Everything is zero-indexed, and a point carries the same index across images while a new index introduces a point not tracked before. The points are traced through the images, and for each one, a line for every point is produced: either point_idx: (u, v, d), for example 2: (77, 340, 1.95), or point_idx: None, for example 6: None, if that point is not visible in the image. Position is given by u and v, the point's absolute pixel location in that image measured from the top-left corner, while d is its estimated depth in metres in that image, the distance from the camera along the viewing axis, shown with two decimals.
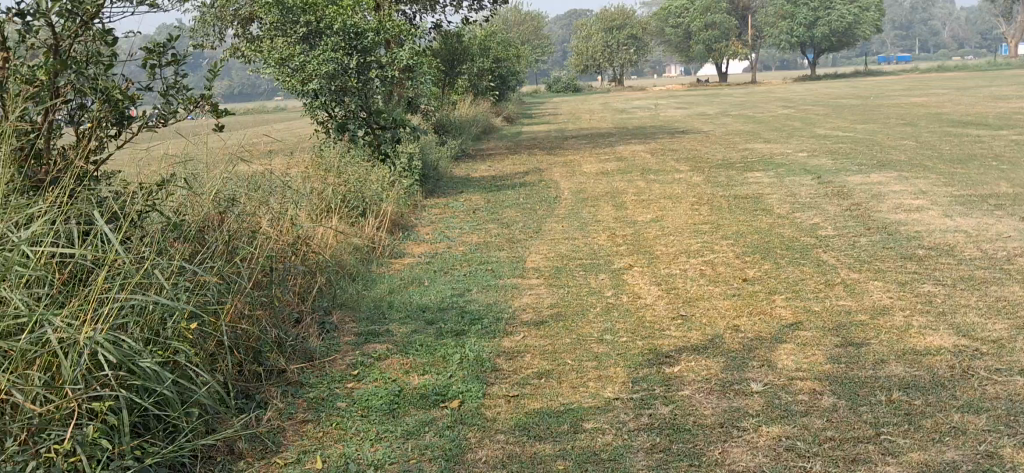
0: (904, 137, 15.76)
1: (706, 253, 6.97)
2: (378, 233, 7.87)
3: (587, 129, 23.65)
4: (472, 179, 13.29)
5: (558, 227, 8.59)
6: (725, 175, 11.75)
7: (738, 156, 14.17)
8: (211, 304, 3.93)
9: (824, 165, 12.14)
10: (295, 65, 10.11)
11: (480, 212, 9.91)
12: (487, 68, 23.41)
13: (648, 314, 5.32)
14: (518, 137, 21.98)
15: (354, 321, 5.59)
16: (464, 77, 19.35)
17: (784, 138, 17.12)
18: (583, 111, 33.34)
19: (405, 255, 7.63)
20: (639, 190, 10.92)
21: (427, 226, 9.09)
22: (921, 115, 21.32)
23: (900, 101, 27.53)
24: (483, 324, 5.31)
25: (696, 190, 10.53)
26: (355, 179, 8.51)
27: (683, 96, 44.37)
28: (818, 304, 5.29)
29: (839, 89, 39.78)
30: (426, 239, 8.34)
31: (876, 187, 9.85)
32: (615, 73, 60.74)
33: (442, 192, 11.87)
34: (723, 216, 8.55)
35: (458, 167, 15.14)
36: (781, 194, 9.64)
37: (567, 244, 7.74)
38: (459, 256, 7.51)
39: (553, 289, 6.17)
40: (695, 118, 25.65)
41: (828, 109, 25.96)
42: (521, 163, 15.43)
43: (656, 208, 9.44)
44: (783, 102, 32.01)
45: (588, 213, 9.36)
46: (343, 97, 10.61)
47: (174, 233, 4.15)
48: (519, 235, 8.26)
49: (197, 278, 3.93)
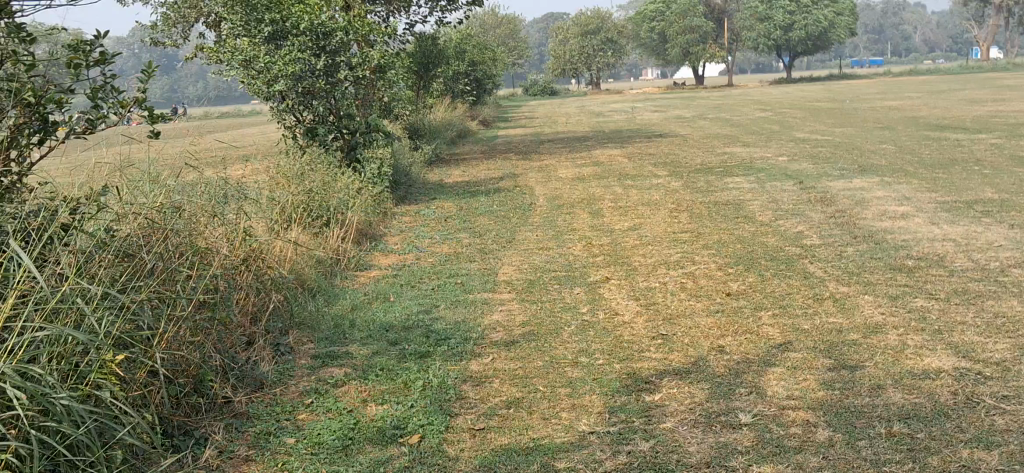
0: (884, 141, 15.56)
1: (687, 265, 6.64)
2: (343, 243, 7.49)
3: (564, 133, 23.33)
4: (445, 185, 12.93)
5: (532, 236, 8.23)
6: (703, 180, 11.45)
7: (717, 160, 13.89)
8: (143, 332, 3.55)
9: (805, 169, 11.87)
10: (260, 66, 9.68)
11: (452, 220, 9.55)
12: (462, 70, 23.01)
13: (626, 334, 4.97)
14: (494, 141, 21.64)
15: (312, 341, 5.21)
16: (439, 79, 18.94)
17: (763, 141, 16.89)
18: (560, 115, 33.05)
19: (371, 267, 7.25)
20: (617, 196, 10.59)
21: (396, 236, 8.72)
22: (899, 118, 21.18)
23: (877, 104, 27.42)
24: (449, 345, 4.94)
25: (674, 196, 10.21)
26: (319, 187, 8.11)
27: (660, 99, 44.18)
28: (806, 322, 4.96)
29: (814, 92, 39.75)
30: (395, 249, 7.96)
31: (859, 192, 9.56)
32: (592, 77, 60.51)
33: (414, 198, 11.49)
34: (703, 224, 8.23)
35: (432, 172, 14.77)
36: (762, 201, 9.34)
37: (541, 254, 7.39)
38: (428, 268, 7.13)
39: (525, 305, 5.81)
40: (673, 122, 25.40)
41: (806, 112, 25.79)
42: (495, 167, 15.09)
43: (634, 215, 9.11)
44: (761, 105, 31.86)
45: (564, 221, 9.02)
46: (311, 99, 10.19)
47: (103, 252, 3.76)
48: (491, 245, 7.90)
49: (126, 303, 3.55)
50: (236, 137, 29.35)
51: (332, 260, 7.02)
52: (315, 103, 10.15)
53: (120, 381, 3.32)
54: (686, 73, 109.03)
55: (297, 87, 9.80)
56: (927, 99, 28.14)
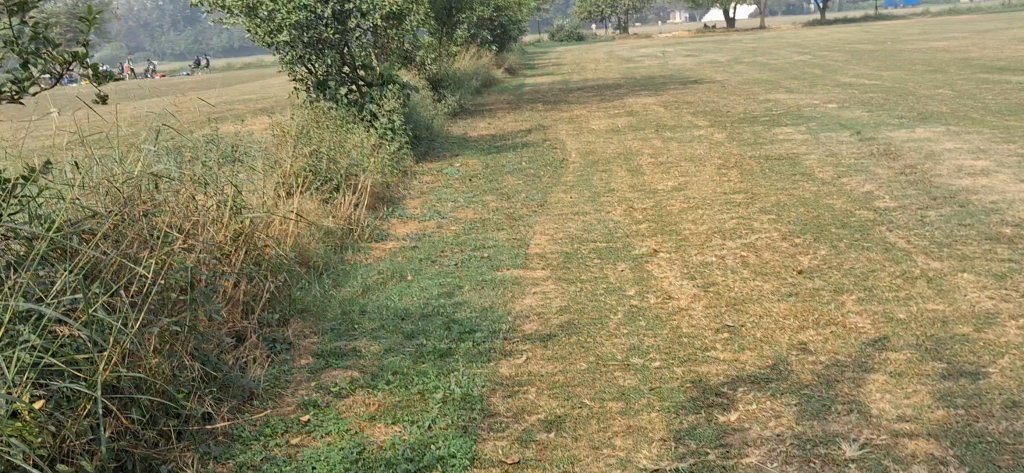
0: (938, 85, 14.54)
1: (745, 234, 5.83)
2: (355, 210, 6.73)
3: (593, 80, 22.40)
4: (470, 139, 12.12)
5: (567, 199, 7.42)
6: (749, 131, 10.56)
7: (761, 108, 12.99)
8: (84, 358, 2.74)
9: (860, 117, 10.96)
10: (263, 14, 8.94)
11: (477, 179, 8.78)
12: (487, 16, 22.07)
13: (684, 325, 4.19)
14: (520, 90, 20.77)
15: (315, 334, 4.46)
16: (463, 26, 18.02)
17: (806, 87, 15.91)
18: (589, 61, 32.02)
19: (387, 237, 6.49)
20: (656, 150, 9.76)
21: (416, 199, 7.96)
22: (948, 59, 20.06)
23: (922, 46, 26.18)
24: (474, 341, 4.17)
25: (720, 150, 9.37)
26: (330, 147, 7.35)
27: (691, 43, 42.90)
28: (901, 310, 4.14)
29: (852, 34, 38.35)
30: (414, 215, 7.19)
31: (926, 144, 8.67)
32: (620, 21, 59.06)
33: (436, 154, 10.71)
34: (756, 183, 7.39)
35: (456, 124, 13.96)
36: (819, 155, 8.47)
37: (578, 221, 6.59)
38: (451, 237, 6.36)
39: (562, 285, 5.03)
40: (707, 67, 24.34)
41: (847, 55, 24.65)
42: (523, 119, 14.25)
43: (678, 172, 8.27)
44: (798, 48, 30.60)
45: (600, 180, 8.21)
46: (321, 50, 9.44)
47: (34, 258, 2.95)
48: (521, 210, 7.11)
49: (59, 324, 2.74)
50: (257, 89, 28.70)
51: (343, 230, 6.28)
52: (325, 53, 9.39)
53: (47, 431, 2.52)
54: (716, 15, 106.74)
55: (303, 37, 9.05)
56: (975, 39, 26.87)
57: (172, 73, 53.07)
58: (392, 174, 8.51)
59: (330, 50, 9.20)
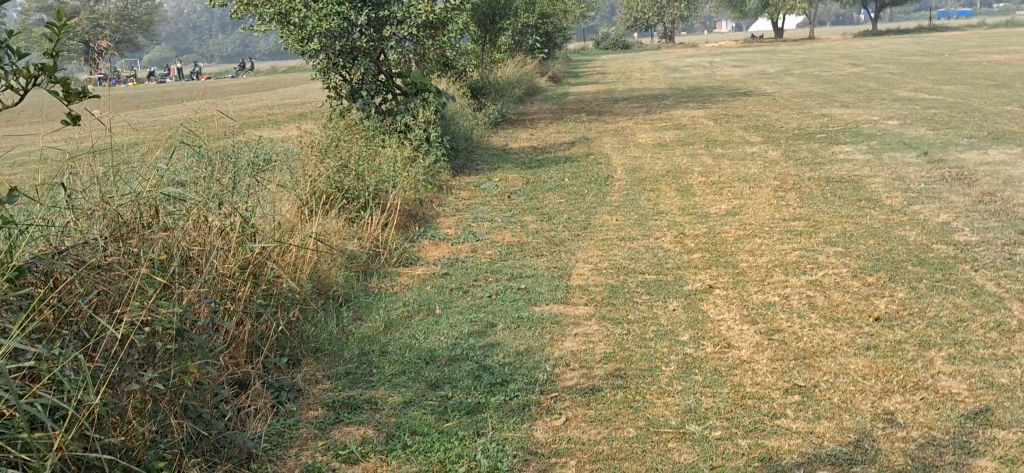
0: (1005, 101, 13.81)
1: (810, 269, 5.26)
2: (385, 231, 6.27)
3: (639, 90, 21.82)
4: (511, 151, 11.63)
5: (613, 222, 6.90)
6: (807, 149, 9.96)
7: (817, 123, 12.37)
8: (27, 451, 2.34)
9: (925, 136, 10.31)
10: (295, 20, 8.56)
11: (515, 196, 8.29)
12: (532, 23, 21.61)
13: (747, 383, 3.66)
14: (564, 99, 20.26)
15: (329, 378, 3.98)
16: (507, 33, 17.57)
17: (863, 101, 15.23)
18: (634, 70, 31.45)
19: (416, 261, 6.02)
20: (707, 168, 9.20)
21: (450, 217, 7.49)
22: (1013, 74, 19.23)
23: (982, 59, 25.28)
24: (507, 394, 3.67)
25: (776, 169, 8.79)
26: (359, 162, 6.91)
27: (738, 52, 42.12)
28: (1003, 375, 3.58)
29: (907, 45, 37.36)
30: (447, 236, 6.71)
31: (1002, 167, 8.03)
32: (666, 30, 58.35)
33: (474, 167, 10.26)
34: (818, 209, 6.82)
35: (497, 135, 13.49)
36: (885, 178, 7.86)
37: (624, 248, 6.07)
38: (486, 263, 5.86)
39: (607, 325, 4.51)
40: (757, 78, 23.67)
41: (904, 67, 23.84)
42: (566, 130, 13.74)
43: (731, 194, 7.71)
44: (851, 60, 29.75)
45: (647, 200, 7.68)
46: (355, 57, 9.04)
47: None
48: (563, 233, 6.61)
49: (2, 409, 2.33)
50: (298, 94, 28.48)
51: (369, 253, 5.82)
52: (359, 61, 8.99)
53: None
54: (765, 23, 105.41)
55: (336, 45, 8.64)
56: None
57: (217, 75, 53.31)
58: (426, 190, 8.05)
59: (364, 59, 8.80)
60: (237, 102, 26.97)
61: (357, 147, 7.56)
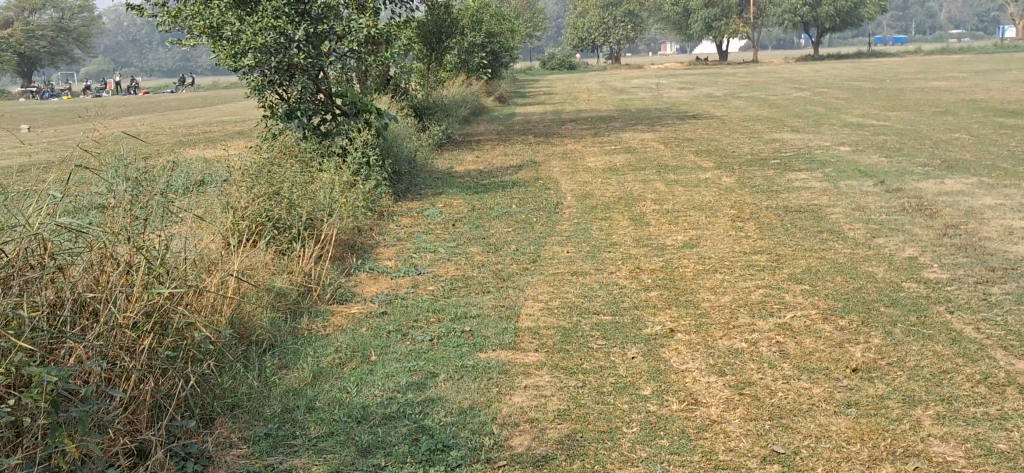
0: (953, 128, 13.79)
1: (777, 310, 4.91)
2: (318, 264, 5.77)
3: (586, 112, 21.56)
4: (456, 175, 11.19)
5: (564, 254, 6.49)
6: (760, 175, 9.69)
7: (769, 148, 12.16)
8: None
9: (878, 163, 10.14)
10: (227, 34, 8.06)
11: (460, 223, 7.86)
12: (478, 42, 21.26)
13: (719, 448, 3.26)
14: (510, 120, 19.89)
15: (246, 442, 3.49)
16: (452, 52, 17.17)
17: (813, 126, 15.12)
18: (581, 90, 31.31)
19: (352, 298, 5.55)
20: (659, 195, 8.88)
21: (391, 247, 7.02)
22: (956, 100, 19.37)
23: (924, 84, 25.57)
24: (448, 463, 3.22)
25: (731, 197, 8.49)
26: (292, 188, 6.41)
27: (684, 75, 42.30)
28: (1000, 440, 3.23)
29: (849, 70, 37.86)
30: (387, 269, 6.25)
31: (961, 198, 7.81)
32: (612, 51, 58.57)
33: (418, 192, 9.81)
34: (779, 242, 6.49)
35: (441, 157, 13.06)
36: (844, 209, 7.58)
37: (577, 284, 5.66)
38: (429, 300, 5.41)
39: (560, 375, 4.09)
40: (703, 100, 23.60)
41: (849, 92, 23.98)
42: (513, 153, 13.36)
43: (687, 224, 7.37)
44: (795, 83, 29.93)
45: (599, 230, 7.30)
46: (292, 75, 8.58)
47: None
48: (511, 266, 6.19)
49: None
50: (237, 111, 27.75)
51: (300, 290, 5.35)
52: (296, 79, 8.52)
53: None
54: (709, 46, 106.67)
55: (272, 62, 8.16)
56: (976, 80, 26.28)
57: (157, 90, 52.08)
58: (366, 218, 7.58)
59: (302, 77, 8.34)
60: (173, 118, 26.14)
61: (292, 172, 7.08)
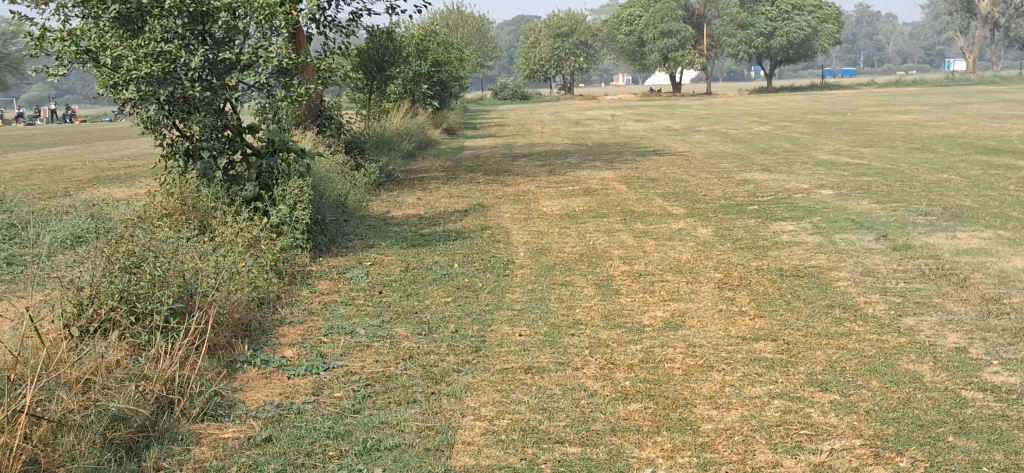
0: (937, 167, 12.77)
1: (805, 439, 3.59)
2: (191, 362, 4.35)
3: (541, 145, 20.30)
4: (393, 221, 9.81)
5: (515, 339, 5.13)
6: (741, 225, 8.45)
7: (743, 191, 10.99)
8: None
9: (872, 211, 8.98)
10: (105, 59, 6.61)
11: (389, 290, 6.46)
12: (424, 71, 19.92)
13: None
14: (458, 154, 18.53)
15: None
16: (394, 81, 15.79)
17: (785, 164, 14.00)
18: (535, 121, 30.13)
19: (229, 412, 4.15)
20: (628, 250, 7.58)
21: (296, 326, 5.60)
22: (927, 135, 18.49)
23: (888, 118, 24.80)
24: None
25: (714, 254, 7.22)
26: (165, 262, 4.97)
27: (638, 107, 41.39)
28: None
29: (805, 103, 37.27)
30: (285, 362, 4.83)
31: (985, 259, 6.62)
32: (565, 82, 57.73)
33: (345, 244, 8.40)
34: (783, 321, 5.20)
35: (377, 198, 11.65)
36: (851, 272, 6.34)
37: (531, 389, 4.29)
38: (334, 419, 4.01)
39: None
40: (662, 134, 22.51)
41: (812, 126, 23.09)
42: (459, 193, 12.02)
43: (664, 293, 6.05)
44: (754, 116, 28.99)
45: (559, 302, 5.96)
46: (190, 111, 7.10)
47: None
48: (447, 359, 4.80)
49: None
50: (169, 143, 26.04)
51: (155, 404, 3.91)
52: (195, 115, 7.04)
53: None
54: (659, 78, 106.96)
55: (159, 94, 6.70)
56: (939, 113, 25.58)
57: (92, 117, 49.92)
58: (272, 287, 6.17)
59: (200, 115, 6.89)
60: (99, 149, 24.36)
61: (174, 239, 5.64)
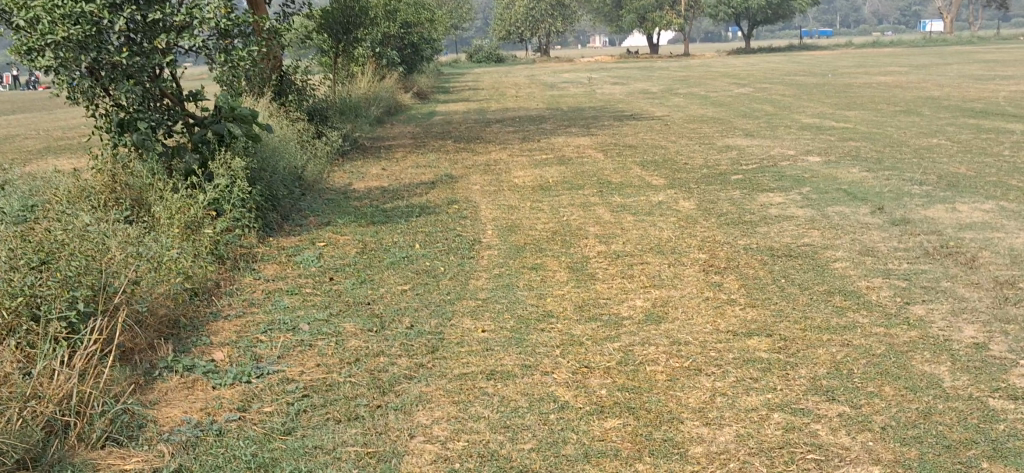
0: (926, 131, 12.25)
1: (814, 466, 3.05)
2: (96, 374, 3.72)
3: (515, 110, 19.64)
4: (354, 194, 9.17)
5: (478, 336, 4.54)
6: (725, 198, 7.88)
7: (727, 159, 10.42)
8: None
9: (863, 180, 8.44)
10: (17, 22, 5.87)
11: (341, 276, 5.84)
12: (393, 32, 19.14)
13: None
14: (429, 120, 17.85)
15: None
16: (361, 44, 15.06)
17: (768, 129, 13.44)
18: (510, 85, 29.41)
19: (138, 435, 3.55)
20: (604, 227, 7.00)
21: (233, 321, 4.98)
22: (912, 97, 18.00)
23: (871, 80, 24.28)
24: None
25: (698, 231, 6.65)
26: (77, 253, 4.31)
27: (616, 69, 40.63)
28: None
29: (784, 65, 36.73)
30: (213, 366, 4.21)
31: (991, 234, 6.09)
32: (542, 44, 56.84)
33: (298, 222, 7.75)
34: (777, 312, 4.64)
35: (340, 169, 10.99)
36: (848, 251, 5.78)
37: (493, 401, 3.72)
38: (259, 443, 3.43)
39: None
40: (640, 98, 21.91)
41: (793, 89, 22.55)
42: (426, 163, 11.38)
43: (644, 277, 5.48)
44: (733, 79, 28.40)
45: (529, 289, 5.37)
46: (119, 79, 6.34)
47: None
48: (398, 361, 4.21)
49: None
50: None
51: (44, 430, 3.31)
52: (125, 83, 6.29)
53: None
54: (636, 40, 106.11)
55: (81, 60, 5.95)
56: (921, 75, 25.09)
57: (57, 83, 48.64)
58: (209, 274, 5.55)
59: (129, 84, 6.16)
60: (57, 117, 23.45)
61: (94, 226, 4.95)
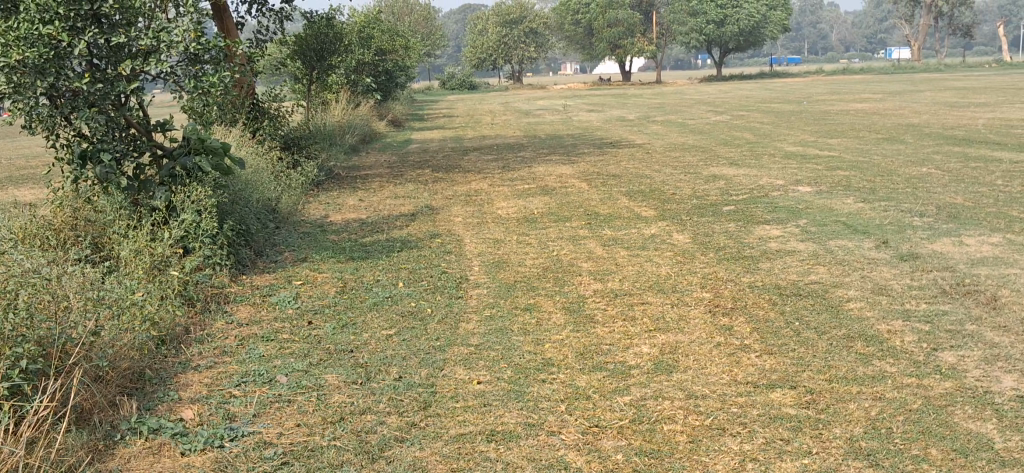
0: (914, 160, 12.04)
1: None
2: (46, 442, 3.29)
3: (492, 138, 19.30)
4: (330, 227, 8.75)
5: (473, 389, 4.14)
6: (720, 231, 7.54)
7: (715, 188, 10.12)
8: None
9: (861, 211, 8.15)
10: None
11: (319, 319, 5.42)
12: (367, 59, 18.75)
13: None
14: (404, 148, 17.45)
15: None
16: (334, 71, 14.67)
17: (752, 157, 13.18)
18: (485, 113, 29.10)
19: None
20: (597, 262, 6.64)
21: (203, 372, 4.55)
22: (892, 124, 17.86)
23: (847, 107, 24.21)
24: None
25: (697, 267, 6.30)
26: (27, 304, 3.87)
27: (590, 96, 40.47)
28: None
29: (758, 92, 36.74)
30: (182, 428, 3.78)
31: (1006, 270, 5.79)
32: (515, 71, 56.71)
33: (273, 257, 7.32)
34: (797, 360, 4.28)
35: (314, 199, 10.56)
36: (860, 290, 5.45)
37: (497, 469, 3.33)
38: None
39: None
40: (618, 125, 21.65)
41: (771, 116, 22.40)
42: (404, 193, 10.98)
43: (647, 320, 5.11)
44: (709, 106, 28.27)
45: (524, 333, 4.98)
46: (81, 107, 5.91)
47: None
48: (387, 421, 3.80)
49: None
50: None
51: None
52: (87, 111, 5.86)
53: None
54: (608, 67, 106.50)
55: (38, 86, 5.50)
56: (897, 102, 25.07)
57: None
58: (177, 319, 5.11)
59: (90, 111, 5.74)
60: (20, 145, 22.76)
61: (48, 270, 4.50)
